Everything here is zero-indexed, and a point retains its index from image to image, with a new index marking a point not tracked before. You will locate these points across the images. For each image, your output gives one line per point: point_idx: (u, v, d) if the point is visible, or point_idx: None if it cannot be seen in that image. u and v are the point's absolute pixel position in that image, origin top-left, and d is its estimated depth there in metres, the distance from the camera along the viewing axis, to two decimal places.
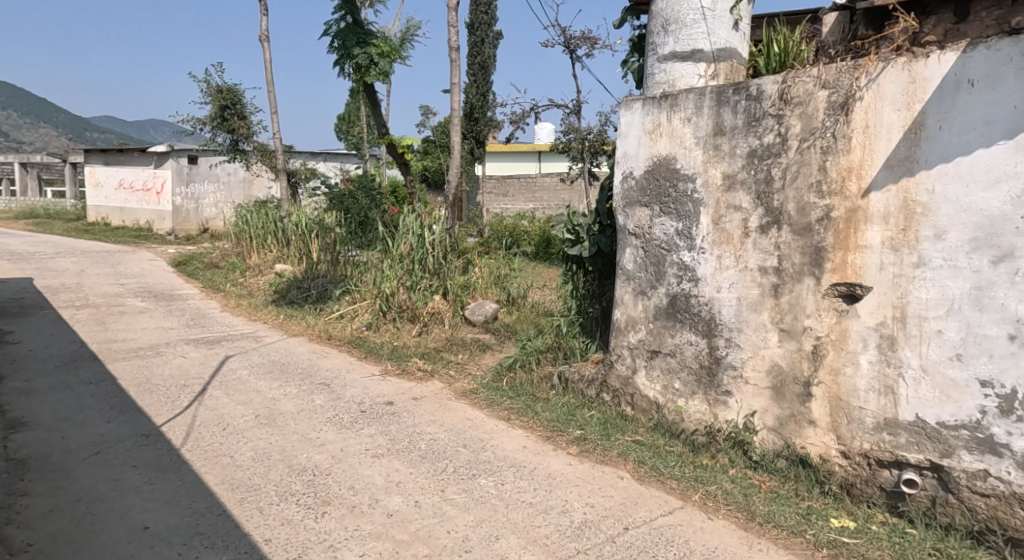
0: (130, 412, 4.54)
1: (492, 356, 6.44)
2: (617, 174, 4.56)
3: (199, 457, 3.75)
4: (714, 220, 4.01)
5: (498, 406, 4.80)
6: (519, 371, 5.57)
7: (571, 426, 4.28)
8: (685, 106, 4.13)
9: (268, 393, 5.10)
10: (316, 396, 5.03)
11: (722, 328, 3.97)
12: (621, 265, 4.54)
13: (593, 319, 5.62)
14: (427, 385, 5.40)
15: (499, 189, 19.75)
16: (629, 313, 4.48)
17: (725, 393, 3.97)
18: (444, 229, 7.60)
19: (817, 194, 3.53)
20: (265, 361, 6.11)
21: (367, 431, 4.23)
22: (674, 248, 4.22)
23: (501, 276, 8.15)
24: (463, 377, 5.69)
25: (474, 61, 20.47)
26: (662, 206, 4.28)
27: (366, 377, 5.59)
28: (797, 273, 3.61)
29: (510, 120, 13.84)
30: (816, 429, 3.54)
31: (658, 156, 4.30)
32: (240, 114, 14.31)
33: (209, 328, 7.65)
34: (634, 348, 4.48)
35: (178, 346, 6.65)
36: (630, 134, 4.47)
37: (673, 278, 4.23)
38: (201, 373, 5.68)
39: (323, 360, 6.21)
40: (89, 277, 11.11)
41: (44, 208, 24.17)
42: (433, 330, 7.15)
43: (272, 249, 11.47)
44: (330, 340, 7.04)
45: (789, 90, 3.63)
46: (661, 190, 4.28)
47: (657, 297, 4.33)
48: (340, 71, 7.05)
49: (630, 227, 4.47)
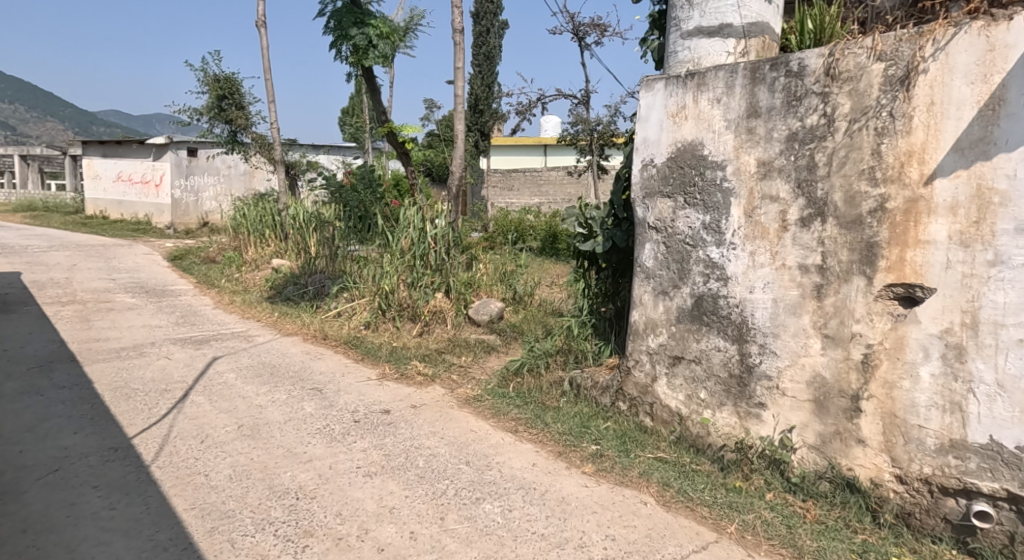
0: (102, 421, 4.14)
1: (498, 358, 6.03)
2: (636, 162, 4.14)
3: (169, 475, 3.35)
4: (748, 212, 3.60)
5: (503, 416, 4.39)
6: (527, 376, 5.18)
7: (586, 440, 3.87)
8: (714, 85, 3.73)
9: (254, 399, 4.69)
10: (307, 403, 4.63)
11: (755, 333, 3.56)
12: (639, 262, 4.13)
13: (607, 320, 5.20)
14: (427, 391, 5.00)
15: (504, 183, 19.34)
16: (649, 315, 4.07)
17: (758, 405, 3.57)
18: (448, 223, 7.18)
19: (869, 181, 3.13)
20: (255, 364, 5.71)
21: (359, 445, 3.83)
22: (700, 244, 3.81)
23: (506, 273, 7.77)
24: (467, 382, 5.29)
25: (479, 52, 20.03)
26: (686, 197, 3.87)
27: (362, 382, 5.19)
28: (845, 271, 3.20)
29: (517, 111, 13.43)
30: (866, 448, 3.15)
31: (682, 142, 3.89)
32: (238, 105, 13.90)
33: (199, 327, 7.24)
34: (654, 354, 4.08)
35: (164, 347, 6.25)
36: (650, 118, 4.06)
37: (698, 276, 3.82)
38: (185, 376, 5.29)
39: (317, 362, 5.80)
40: (80, 272, 10.73)
41: (43, 201, 23.85)
42: (434, 330, 6.77)
43: (270, 243, 11.08)
44: (325, 340, 6.64)
45: (837, 64, 3.22)
46: (686, 179, 3.87)
47: (680, 298, 3.92)
48: (336, 54, 6.61)
49: (650, 220, 4.06)
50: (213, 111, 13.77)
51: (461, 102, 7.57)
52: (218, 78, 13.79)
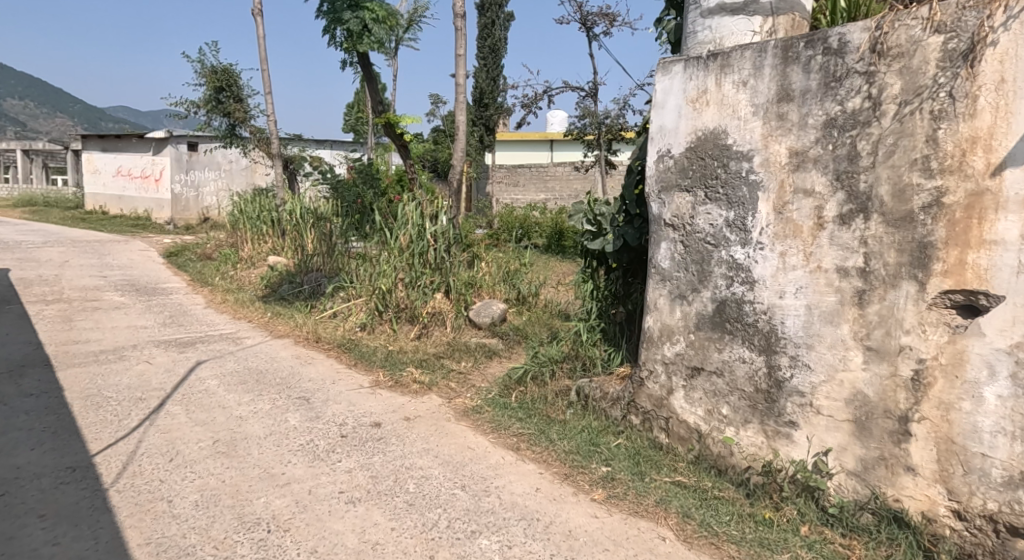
0: (64, 435, 3.78)
1: (500, 364, 5.66)
2: (651, 152, 3.85)
3: (127, 502, 2.98)
4: (778, 208, 3.25)
5: (504, 430, 4.01)
6: (530, 385, 4.79)
7: (595, 461, 3.50)
8: (740, 66, 3.38)
9: (234, 410, 4.33)
10: (291, 415, 4.27)
11: (785, 344, 3.22)
12: (654, 263, 3.83)
13: (618, 324, 4.87)
14: (423, 401, 4.62)
15: (509, 179, 19.00)
16: (665, 321, 3.77)
17: (789, 424, 3.21)
18: (449, 220, 6.88)
19: (922, 172, 2.75)
20: (240, 370, 5.35)
21: (343, 465, 3.46)
22: (722, 243, 3.49)
23: (510, 272, 7.37)
24: (466, 390, 4.91)
25: (484, 44, 19.63)
26: (707, 190, 3.56)
27: (353, 390, 4.83)
28: (892, 276, 2.82)
29: (523, 104, 13.02)
30: (916, 478, 2.78)
31: (703, 130, 3.58)
32: (236, 97, 13.56)
33: (186, 328, 6.89)
34: (670, 364, 3.78)
35: (146, 350, 5.89)
36: (667, 104, 3.76)
37: (720, 279, 3.50)
38: (163, 383, 4.93)
39: (306, 368, 5.44)
40: (70, 269, 10.40)
41: (44, 196, 23.55)
42: (433, 333, 6.38)
43: (267, 239, 10.73)
44: (318, 343, 6.28)
45: (885, 39, 2.83)
46: (707, 172, 3.56)
47: (700, 302, 3.61)
48: (329, 39, 6.25)
49: (666, 217, 3.76)
50: (211, 103, 13.43)
51: (462, 91, 7.21)
52: (216, 69, 13.40)
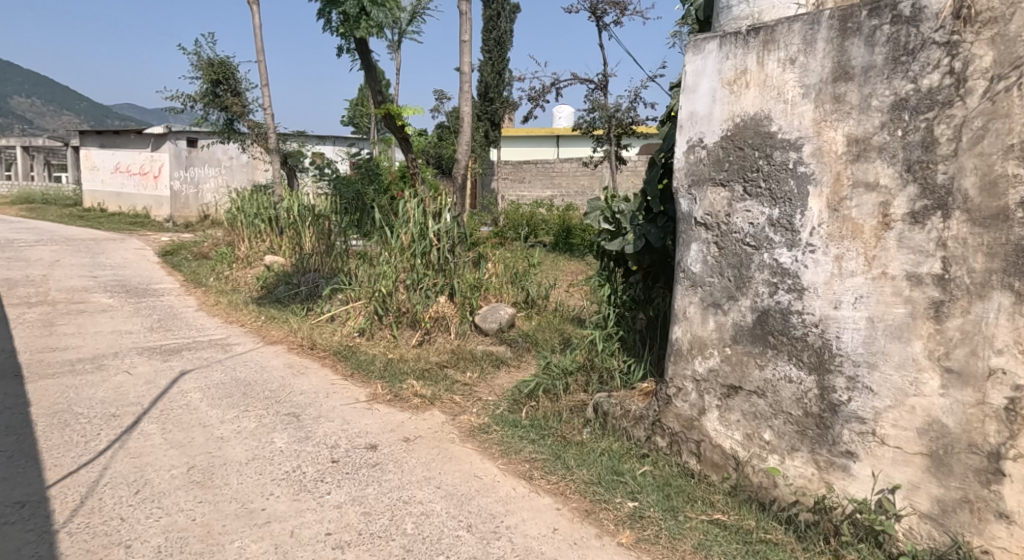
0: (20, 461, 3.37)
1: (508, 374, 5.22)
2: (681, 142, 3.45)
3: (77, 548, 2.59)
4: (833, 205, 2.83)
5: (514, 455, 3.59)
6: (543, 399, 4.38)
7: (619, 494, 3.14)
8: (786, 41, 2.97)
9: (214, 429, 3.91)
10: (277, 435, 3.84)
11: (840, 362, 2.80)
12: (684, 267, 3.43)
13: (638, 332, 4.44)
14: (425, 418, 4.19)
15: (515, 175, 18.58)
16: (696, 333, 3.38)
17: (846, 454, 2.79)
18: (453, 217, 6.45)
19: (1019, 161, 2.39)
20: (227, 382, 4.91)
21: (332, 498, 3.04)
22: (765, 245, 3.09)
23: (519, 273, 6.94)
24: (472, 405, 4.48)
25: (490, 37, 19.15)
26: (747, 185, 3.16)
27: (349, 405, 4.41)
28: (979, 285, 2.45)
29: (529, 97, 12.57)
30: (1011, 527, 2.41)
31: (742, 116, 3.17)
32: (234, 91, 13.15)
33: (174, 333, 6.47)
34: (701, 381, 3.38)
35: (127, 358, 5.47)
36: (699, 87, 3.35)
37: (762, 286, 3.10)
38: (141, 397, 4.51)
39: (299, 379, 5.01)
40: (60, 269, 10.00)
41: (43, 194, 23.15)
42: (436, 339, 5.95)
43: (265, 238, 10.33)
44: (313, 350, 5.85)
45: (973, 2, 2.46)
46: (746, 163, 3.16)
47: (737, 312, 3.21)
48: (324, 23, 5.83)
49: (699, 215, 3.35)
50: (208, 97, 13.06)
51: (467, 80, 6.77)
52: (212, 62, 13.04)
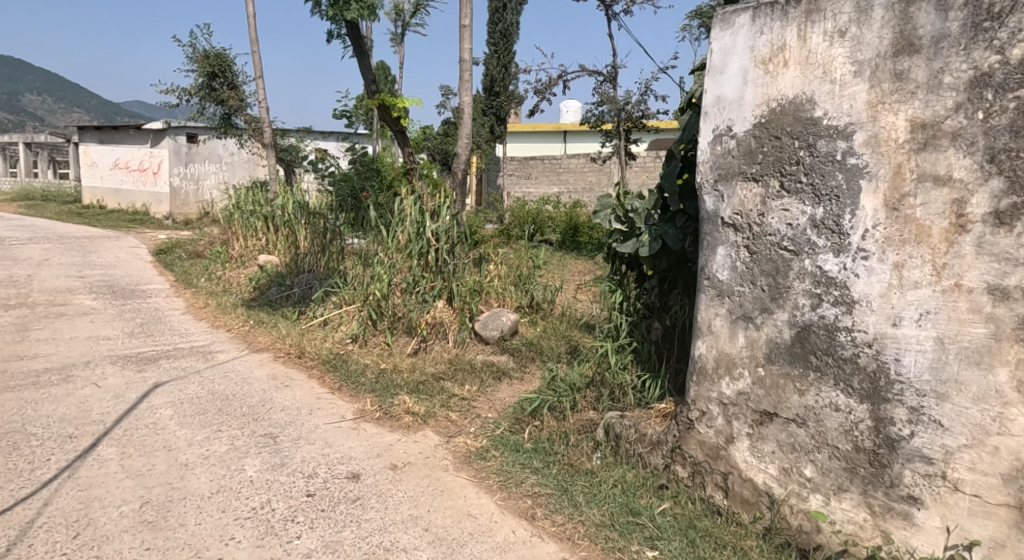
0: None
1: (510, 388, 4.79)
2: (705, 131, 3.01)
3: None
4: (891, 203, 2.44)
5: (515, 488, 3.19)
6: (548, 419, 3.96)
7: (637, 541, 2.79)
8: (835, 10, 2.54)
9: (180, 454, 3.50)
10: (249, 462, 3.43)
11: (900, 389, 2.41)
12: (709, 273, 3.01)
13: (653, 344, 4.02)
14: (416, 440, 3.77)
15: (520, 171, 18.22)
16: (723, 349, 2.96)
17: (907, 500, 2.43)
18: (452, 215, 6.02)
19: None
20: (203, 395, 4.50)
21: (303, 544, 2.69)
22: (806, 250, 2.67)
23: (523, 275, 6.49)
24: (469, 425, 4.06)
25: (496, 29, 18.74)
26: (785, 180, 2.73)
27: (333, 424, 3.98)
28: None
29: (536, 89, 12.11)
30: None
31: (779, 100, 2.73)
32: (230, 84, 12.76)
33: (155, 339, 6.07)
34: (729, 406, 2.96)
35: (98, 369, 5.05)
36: (728, 67, 2.90)
37: (802, 297, 2.68)
38: (106, 414, 4.10)
39: (281, 393, 4.59)
40: (46, 269, 9.62)
41: (42, 190, 22.79)
42: (433, 348, 5.49)
43: (258, 236, 9.89)
44: (301, 360, 5.42)
45: None
46: (784, 155, 2.73)
47: (772, 327, 2.80)
48: (313, 5, 5.42)
49: (727, 215, 2.93)
50: (204, 90, 12.67)
51: (468, 69, 6.33)
52: (207, 54, 12.60)
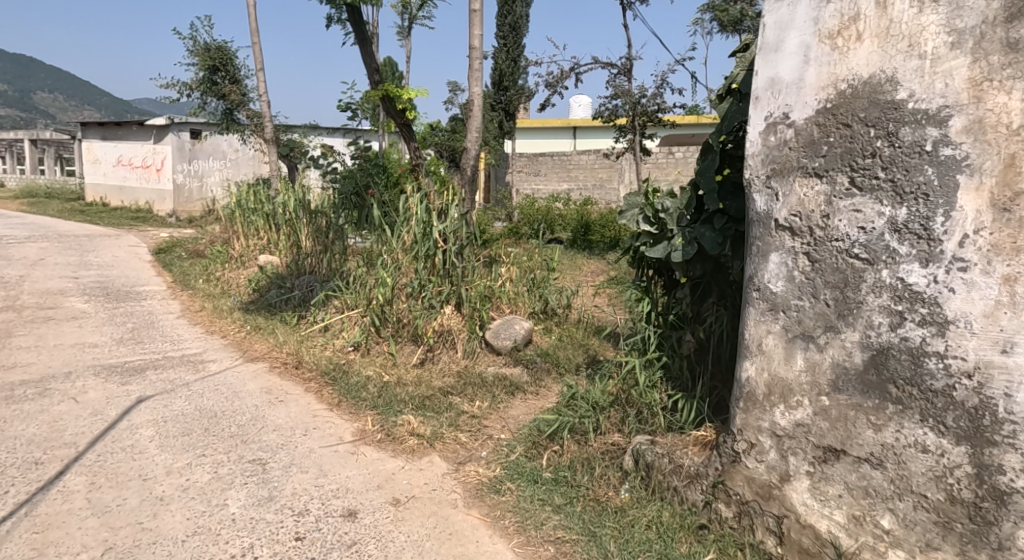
0: None
1: (525, 404, 4.38)
2: (756, 119, 2.58)
3: None
4: (998, 203, 2.04)
5: (535, 532, 2.84)
6: (568, 443, 3.56)
7: None
8: None
9: (155, 485, 3.11)
10: (232, 495, 3.03)
11: (1014, 431, 2.02)
12: (759, 284, 2.59)
13: (685, 359, 3.59)
14: (421, 468, 3.38)
15: (530, 168, 17.76)
16: (778, 373, 2.55)
17: None
18: (461, 215, 5.57)
19: None
20: (189, 412, 4.11)
21: None
22: (883, 259, 2.26)
23: (537, 279, 6.08)
24: (480, 448, 3.66)
25: (505, 22, 18.33)
26: (857, 175, 2.32)
27: (329, 448, 3.59)
28: None
29: (547, 82, 11.69)
30: None
31: (850, 80, 2.32)
32: (232, 78, 12.41)
33: (144, 346, 5.69)
34: (785, 439, 2.54)
35: (79, 381, 4.66)
36: (785, 44, 2.48)
37: (878, 314, 2.27)
38: (80, 434, 3.71)
39: (275, 409, 4.20)
40: (41, 270, 9.28)
41: (45, 187, 22.53)
42: (441, 358, 5.09)
43: (258, 235, 9.52)
44: (298, 370, 5.03)
45: None
46: (855, 145, 2.31)
47: (838, 348, 2.39)
48: None
49: (782, 216, 2.51)
50: (205, 85, 12.30)
51: (478, 57, 5.91)
52: (208, 47, 12.24)
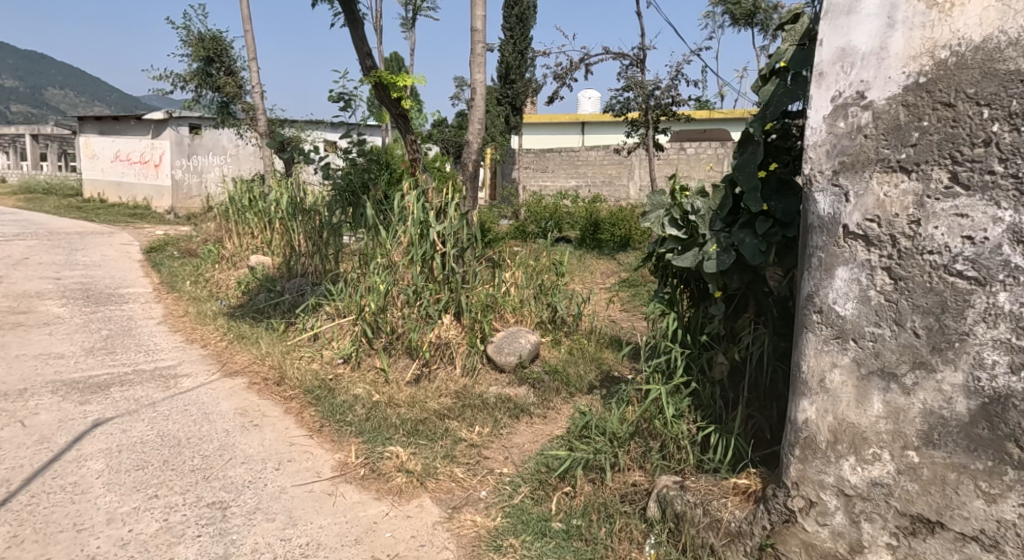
0: None
1: (530, 430, 3.87)
2: (819, 98, 2.05)
3: None
4: None
5: None
6: (580, 483, 3.03)
7: None
8: None
9: (89, 539, 2.63)
10: (179, 554, 2.55)
11: None
12: (820, 308, 2.05)
13: (718, 385, 3.08)
14: (410, 515, 2.89)
15: (537, 164, 17.23)
16: (847, 417, 2.02)
17: None
18: (461, 214, 5.03)
19: None
20: (149, 439, 3.62)
21: None
22: (998, 280, 1.77)
23: (545, 285, 5.55)
24: (479, 488, 3.15)
25: (512, 14, 17.80)
26: (961, 170, 1.80)
27: (304, 489, 3.08)
28: None
29: (556, 74, 11.13)
30: None
31: (956, 48, 1.80)
32: (228, 69, 11.91)
33: (115, 358, 5.20)
34: (857, 501, 2.03)
35: (33, 400, 4.17)
36: (861, 3, 1.94)
37: (991, 350, 1.78)
38: (17, 468, 3.22)
39: (247, 436, 3.70)
40: (23, 270, 8.82)
41: (44, 183, 22.10)
42: (437, 374, 4.59)
43: (251, 234, 9.02)
44: (279, 386, 4.53)
45: None
46: (960, 132, 1.80)
47: (932, 392, 1.88)
48: None
49: (853, 222, 1.97)
50: (199, 77, 11.81)
51: (480, 42, 5.38)
52: (203, 37, 11.72)
